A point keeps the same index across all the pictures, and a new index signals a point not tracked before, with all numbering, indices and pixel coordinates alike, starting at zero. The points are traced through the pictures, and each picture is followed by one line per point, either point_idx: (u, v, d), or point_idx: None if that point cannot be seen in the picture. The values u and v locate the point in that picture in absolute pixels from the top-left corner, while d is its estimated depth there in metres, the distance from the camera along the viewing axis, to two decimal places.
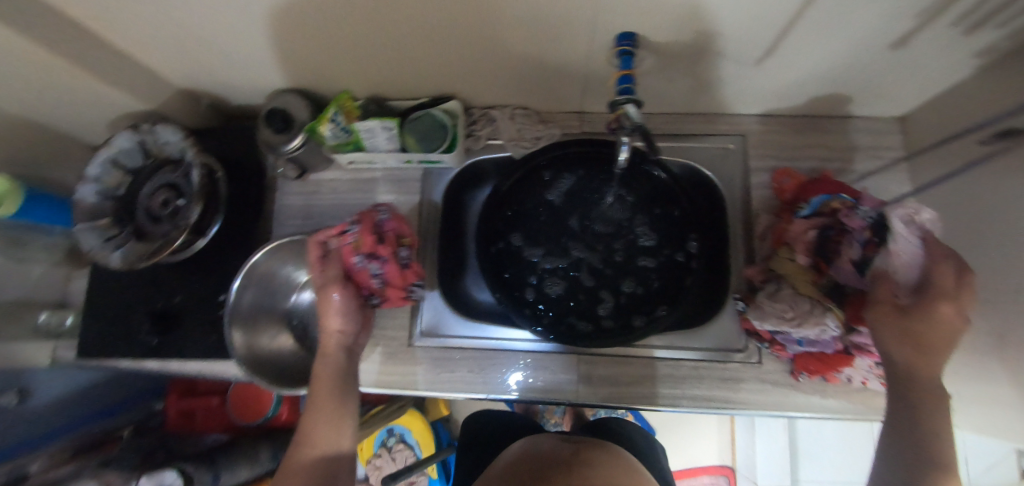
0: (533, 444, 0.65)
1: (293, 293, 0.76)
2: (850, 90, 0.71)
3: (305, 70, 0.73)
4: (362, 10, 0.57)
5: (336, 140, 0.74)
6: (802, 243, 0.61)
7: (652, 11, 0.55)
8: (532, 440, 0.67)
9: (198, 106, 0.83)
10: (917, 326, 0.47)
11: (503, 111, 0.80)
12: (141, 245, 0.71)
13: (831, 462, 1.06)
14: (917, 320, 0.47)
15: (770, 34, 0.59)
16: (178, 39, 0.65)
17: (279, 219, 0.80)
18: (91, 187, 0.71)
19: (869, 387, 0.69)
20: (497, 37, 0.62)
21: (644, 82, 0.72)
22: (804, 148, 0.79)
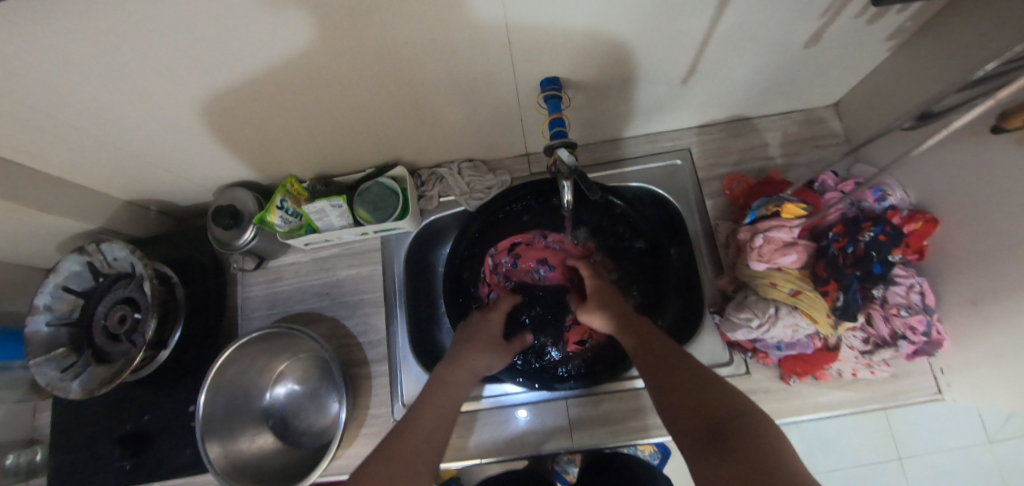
0: None
1: (267, 391, 0.74)
2: (778, 90, 0.74)
3: (247, 161, 0.73)
4: (282, 95, 0.57)
5: (287, 225, 0.73)
6: (753, 250, 0.64)
7: (569, 55, 0.57)
8: None
9: (148, 214, 0.82)
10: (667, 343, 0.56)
11: (449, 167, 0.81)
12: (102, 369, 0.68)
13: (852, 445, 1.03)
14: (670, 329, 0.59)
15: (688, 55, 0.61)
16: (115, 156, 0.65)
17: (244, 313, 0.80)
18: (44, 317, 0.69)
19: (861, 377, 0.68)
20: (427, 99, 0.63)
21: (582, 115, 0.73)
22: (747, 150, 0.80)
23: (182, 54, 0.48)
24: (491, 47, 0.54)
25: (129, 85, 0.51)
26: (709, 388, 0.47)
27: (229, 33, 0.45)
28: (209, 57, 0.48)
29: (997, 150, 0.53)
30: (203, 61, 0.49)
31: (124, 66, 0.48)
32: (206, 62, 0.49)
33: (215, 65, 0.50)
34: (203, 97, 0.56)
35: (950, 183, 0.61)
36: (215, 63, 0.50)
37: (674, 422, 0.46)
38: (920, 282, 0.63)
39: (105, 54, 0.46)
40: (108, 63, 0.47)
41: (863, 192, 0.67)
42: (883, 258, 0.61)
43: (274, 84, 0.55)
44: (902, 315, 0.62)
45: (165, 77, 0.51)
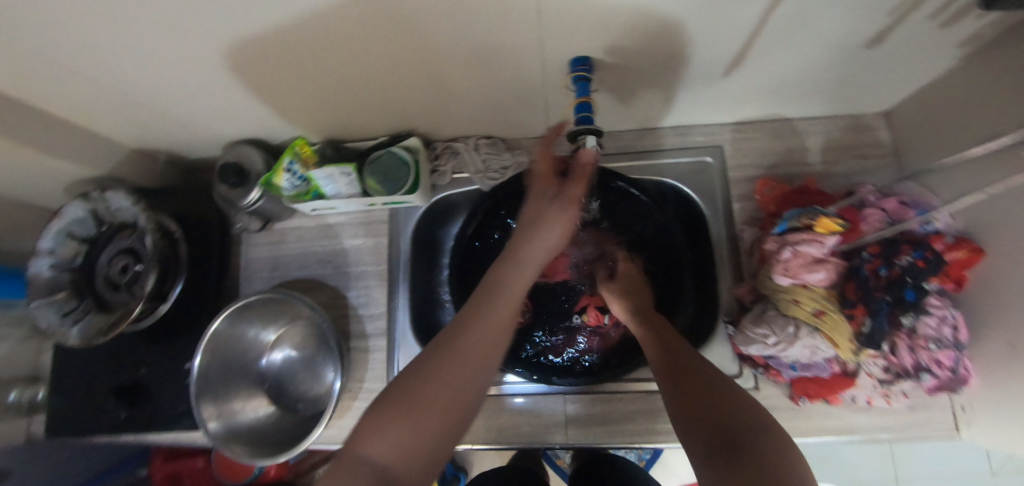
0: None
1: (263, 355, 0.74)
2: (827, 91, 0.68)
3: (255, 120, 0.70)
4: (294, 54, 0.54)
5: (294, 190, 0.71)
6: (779, 263, 0.60)
7: (604, 34, 0.52)
8: None
9: (155, 164, 0.80)
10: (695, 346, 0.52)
11: (466, 143, 0.77)
12: (102, 317, 0.67)
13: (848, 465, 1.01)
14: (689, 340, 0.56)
15: (734, 45, 0.56)
16: (120, 102, 0.62)
17: (246, 274, 0.78)
18: (45, 260, 0.67)
19: (875, 405, 0.65)
20: (448, 70, 0.59)
21: (611, 100, 0.69)
22: (784, 154, 0.75)
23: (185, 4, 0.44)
24: (518, 19, 0.49)
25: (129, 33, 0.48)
26: (726, 393, 0.44)
27: None
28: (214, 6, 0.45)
29: None
30: (207, 14, 0.45)
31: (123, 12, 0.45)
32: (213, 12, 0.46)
33: (220, 19, 0.46)
34: (208, 51, 0.52)
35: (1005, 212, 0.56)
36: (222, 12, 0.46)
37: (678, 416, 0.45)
38: (954, 315, 0.59)
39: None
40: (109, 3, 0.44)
41: (905, 212, 0.62)
42: (917, 284, 0.57)
43: (283, 42, 0.51)
44: (930, 348, 0.58)
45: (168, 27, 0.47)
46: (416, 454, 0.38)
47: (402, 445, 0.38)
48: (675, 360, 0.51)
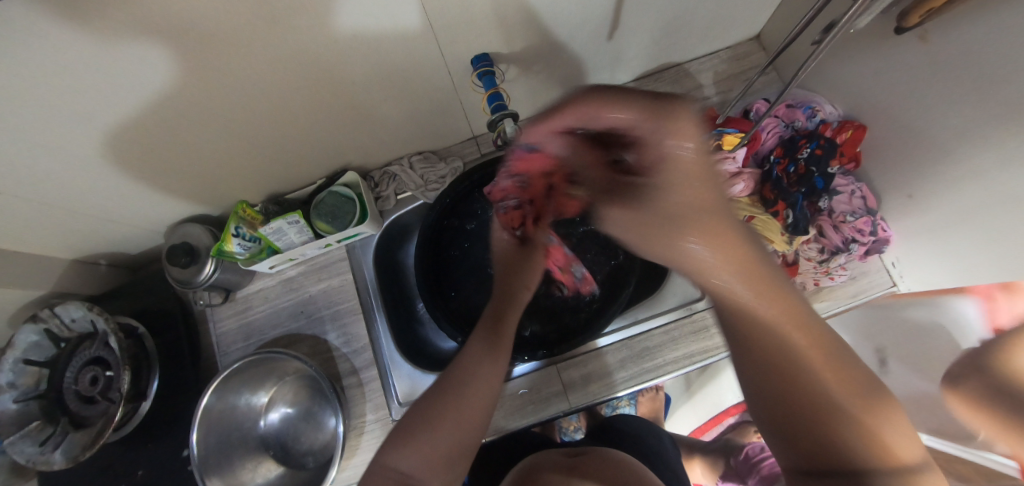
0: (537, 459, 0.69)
1: (259, 419, 0.74)
2: (704, 33, 0.75)
3: (193, 192, 0.71)
4: (207, 109, 0.56)
5: (247, 252, 0.73)
6: None
7: (491, 28, 0.58)
8: (536, 454, 0.71)
9: (99, 269, 0.79)
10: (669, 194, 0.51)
11: (400, 164, 0.80)
12: (83, 434, 0.65)
13: None
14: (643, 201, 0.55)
15: (608, 11, 0.62)
16: (46, 211, 0.62)
17: (221, 349, 0.78)
18: (10, 395, 0.66)
19: (823, 286, 0.72)
20: (359, 94, 0.63)
21: (518, 88, 0.74)
22: (686, 94, 0.81)
23: (98, 80, 0.47)
24: (410, 29, 0.53)
25: (52, 123, 0.50)
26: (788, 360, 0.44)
27: (131, 52, 0.44)
28: (113, 81, 0.47)
29: (904, 50, 0.58)
30: (121, 84, 0.48)
31: (41, 101, 0.47)
32: (116, 87, 0.48)
33: (133, 86, 0.49)
34: (137, 124, 0.54)
35: (878, 87, 0.64)
36: (127, 87, 0.49)
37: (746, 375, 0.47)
38: (860, 187, 0.68)
39: (16, 91, 0.45)
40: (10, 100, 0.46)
41: (794, 112, 0.71)
42: (823, 171, 0.65)
43: (207, 98, 0.54)
44: (849, 220, 0.65)
45: (82, 109, 0.49)
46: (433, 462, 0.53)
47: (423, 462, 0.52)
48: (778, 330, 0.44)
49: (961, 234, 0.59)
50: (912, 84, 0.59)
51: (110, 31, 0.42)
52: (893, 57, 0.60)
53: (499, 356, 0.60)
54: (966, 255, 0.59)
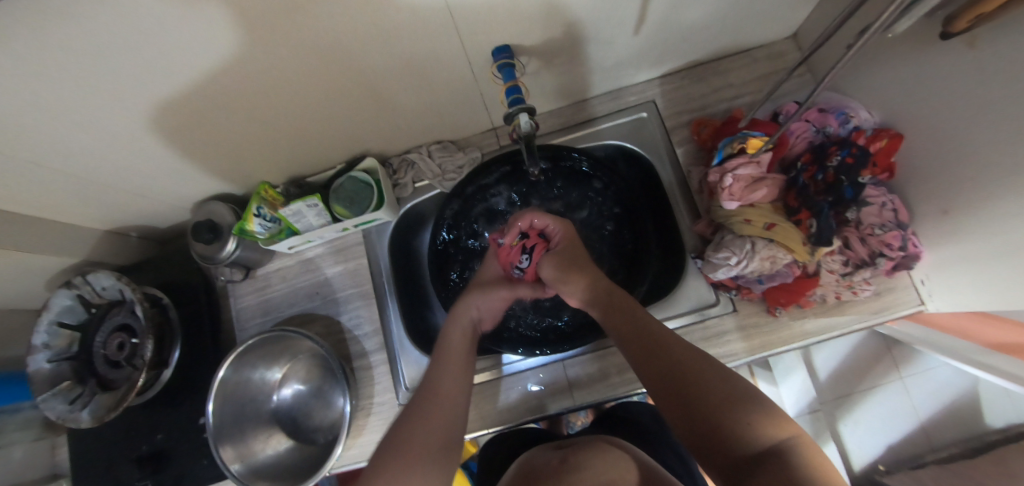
0: (529, 458, 0.69)
1: (273, 394, 0.77)
2: (736, 31, 0.72)
3: (218, 171, 0.73)
4: (231, 91, 0.57)
5: (267, 232, 0.75)
6: (724, 190, 0.65)
7: (514, 20, 0.57)
8: (528, 454, 0.71)
9: (129, 240, 0.82)
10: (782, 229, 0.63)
11: (418, 153, 0.81)
12: (108, 396, 0.69)
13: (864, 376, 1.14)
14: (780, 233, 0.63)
15: (635, 5, 0.60)
16: (79, 183, 0.65)
17: (240, 324, 0.81)
18: (43, 355, 0.70)
19: (845, 299, 0.69)
20: (380, 81, 0.63)
21: (540, 81, 0.73)
22: (714, 93, 0.78)
23: (124, 57, 0.48)
24: (431, 17, 0.53)
25: (87, 99, 0.52)
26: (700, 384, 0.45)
27: (157, 30, 0.45)
28: (140, 58, 0.48)
29: (951, 55, 0.55)
30: (148, 63, 0.49)
31: (76, 76, 0.49)
32: (143, 65, 0.49)
33: (159, 65, 0.50)
34: (167, 103, 0.56)
35: (919, 95, 0.60)
36: (154, 65, 0.50)
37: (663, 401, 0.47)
38: (892, 200, 0.65)
39: (50, 65, 0.46)
40: (46, 74, 0.48)
41: (827, 117, 0.68)
42: (852, 181, 0.62)
43: (233, 81, 0.55)
44: (877, 233, 0.63)
45: (112, 84, 0.51)
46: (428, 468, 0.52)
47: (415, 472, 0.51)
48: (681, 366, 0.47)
49: (996, 254, 0.56)
50: (958, 91, 0.55)
51: (137, 10, 0.43)
52: (940, 63, 0.56)
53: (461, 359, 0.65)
54: (1000, 277, 0.56)
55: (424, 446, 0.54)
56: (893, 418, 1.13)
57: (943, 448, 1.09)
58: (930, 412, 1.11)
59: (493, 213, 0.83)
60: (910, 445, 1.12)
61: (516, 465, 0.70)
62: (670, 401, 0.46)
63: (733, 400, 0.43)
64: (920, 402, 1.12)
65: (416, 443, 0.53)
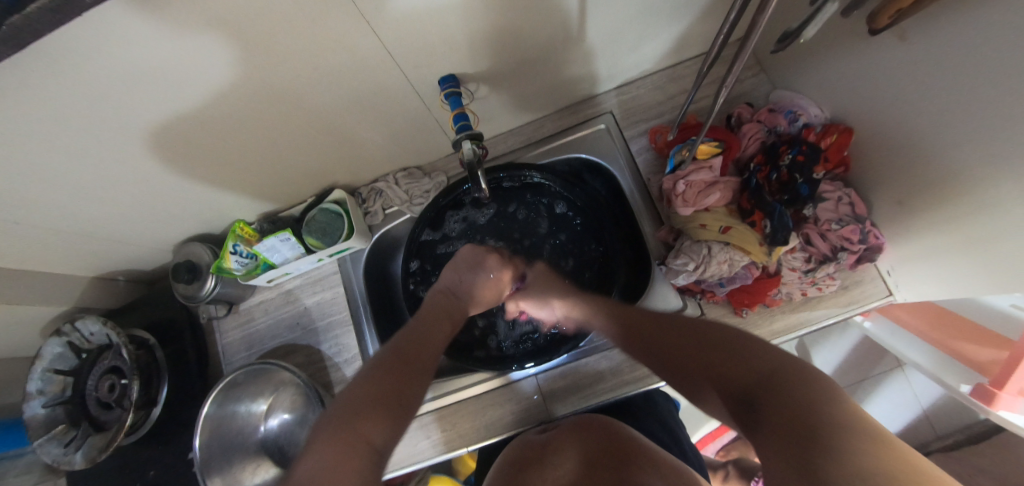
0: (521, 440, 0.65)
1: (260, 425, 0.79)
2: (683, 39, 0.73)
3: (193, 213, 0.76)
4: (190, 139, 0.60)
5: (245, 267, 0.77)
6: (678, 197, 0.66)
7: (454, 51, 0.59)
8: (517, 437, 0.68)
9: (117, 285, 0.86)
10: (738, 232, 0.64)
11: (385, 181, 0.83)
12: (100, 438, 0.72)
13: (859, 366, 1.11)
14: (734, 234, 0.64)
15: (573, 25, 0.62)
16: (61, 236, 0.68)
17: (226, 358, 0.84)
18: (38, 401, 0.73)
19: (811, 296, 0.69)
20: (335, 117, 0.66)
21: (494, 103, 0.75)
22: (668, 100, 0.79)
23: (82, 120, 0.51)
24: (370, 55, 0.55)
25: (55, 160, 0.55)
26: (699, 350, 0.47)
27: (108, 93, 0.48)
28: (97, 119, 0.51)
29: (884, 50, 0.55)
30: (107, 123, 0.53)
31: (42, 141, 0.52)
32: (101, 125, 0.53)
33: (117, 124, 0.53)
34: (130, 156, 0.59)
35: (861, 90, 0.61)
36: (112, 124, 0.53)
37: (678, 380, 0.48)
38: (848, 193, 0.65)
39: (16, 136, 0.50)
40: (12, 144, 0.51)
41: (776, 117, 0.70)
42: (807, 178, 0.62)
43: (188, 129, 0.58)
44: (834, 228, 0.64)
45: (78, 146, 0.54)
46: (381, 419, 0.48)
47: (373, 424, 0.47)
48: (675, 344, 0.50)
49: (953, 242, 0.56)
50: (895, 84, 0.56)
51: (87, 79, 0.46)
52: (875, 57, 0.57)
53: (434, 328, 0.65)
54: (959, 263, 0.56)
55: (383, 400, 0.50)
56: (896, 407, 1.10)
57: (947, 435, 1.07)
58: (931, 399, 1.08)
59: (456, 226, 0.84)
60: (914, 433, 1.09)
61: (506, 452, 0.66)
62: (692, 366, 0.46)
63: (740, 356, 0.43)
64: (920, 388, 1.09)
65: (372, 395, 0.50)
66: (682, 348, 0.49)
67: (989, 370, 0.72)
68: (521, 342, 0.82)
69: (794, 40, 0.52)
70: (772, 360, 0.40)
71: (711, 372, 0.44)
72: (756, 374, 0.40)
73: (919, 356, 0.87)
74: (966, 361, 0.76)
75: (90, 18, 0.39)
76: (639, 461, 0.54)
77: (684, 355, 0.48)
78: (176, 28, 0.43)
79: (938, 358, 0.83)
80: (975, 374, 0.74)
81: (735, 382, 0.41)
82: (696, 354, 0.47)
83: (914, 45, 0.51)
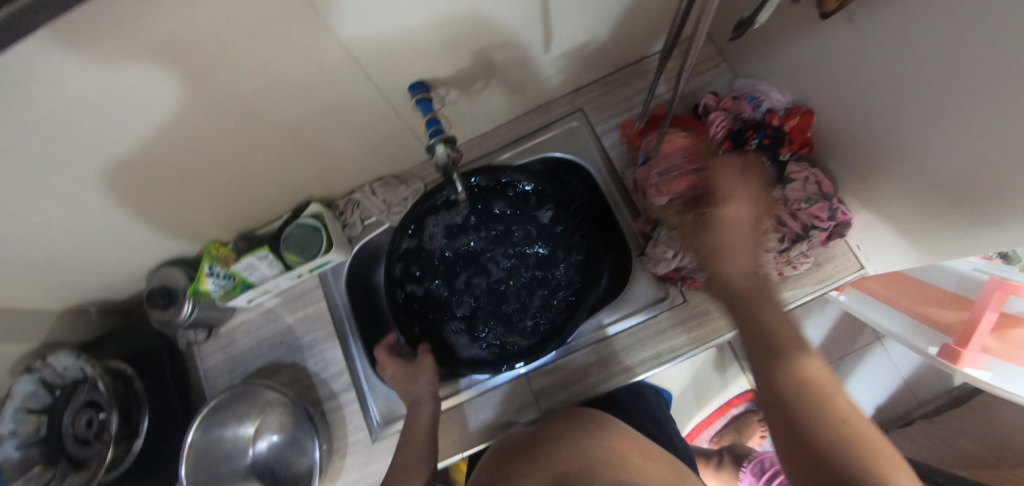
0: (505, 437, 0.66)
1: (248, 449, 0.77)
2: (647, 34, 0.75)
3: (165, 237, 0.74)
4: (155, 161, 0.59)
5: (222, 289, 0.75)
6: (653, 187, 0.67)
7: (421, 57, 0.60)
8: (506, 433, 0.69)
9: (90, 316, 0.83)
10: None
11: (362, 191, 0.83)
12: (80, 475, 0.69)
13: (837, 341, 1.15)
14: None
15: (538, 26, 0.62)
16: (26, 270, 0.66)
17: (208, 382, 0.82)
18: (11, 443, 0.69)
19: (787, 275, 0.71)
20: (305, 130, 0.65)
21: (466, 107, 0.75)
22: (637, 94, 0.81)
23: (40, 147, 0.49)
24: (336, 66, 0.55)
25: (15, 191, 0.54)
26: (783, 351, 0.49)
27: (66, 118, 0.47)
28: (55, 146, 0.50)
29: (836, 33, 0.57)
30: (67, 150, 0.51)
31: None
32: (61, 152, 0.51)
33: (77, 150, 0.52)
34: (94, 181, 0.57)
35: (818, 73, 0.63)
36: (72, 150, 0.52)
37: (758, 352, 0.50)
38: (814, 173, 0.68)
39: None
40: None
41: (740, 104, 0.72)
42: (774, 161, 0.66)
43: (153, 150, 0.57)
44: (804, 207, 0.65)
45: (38, 175, 0.53)
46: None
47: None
48: (765, 320, 0.51)
49: (915, 213, 0.58)
50: (849, 66, 0.58)
51: (42, 106, 0.45)
52: (828, 41, 0.59)
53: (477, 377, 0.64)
54: (922, 232, 0.58)
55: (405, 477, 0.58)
56: (879, 379, 1.13)
57: (928, 402, 1.10)
58: (911, 368, 1.12)
59: (439, 232, 0.83)
60: (898, 403, 1.12)
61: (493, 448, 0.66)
62: (745, 350, 0.53)
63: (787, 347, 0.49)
64: (900, 359, 1.12)
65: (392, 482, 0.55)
66: (766, 330, 0.51)
67: (952, 330, 0.78)
68: (505, 338, 0.81)
69: (749, 27, 0.53)
70: (839, 405, 0.45)
71: (756, 365, 0.51)
72: (810, 408, 0.45)
73: (893, 324, 0.89)
74: (931, 323, 0.82)
75: (45, 46, 0.38)
76: (630, 456, 0.55)
77: (769, 337, 0.50)
78: (136, 51, 0.43)
79: (909, 324, 0.86)
80: (938, 334, 0.80)
81: (803, 410, 0.45)
82: (775, 351, 0.49)
83: (863, 26, 0.53)
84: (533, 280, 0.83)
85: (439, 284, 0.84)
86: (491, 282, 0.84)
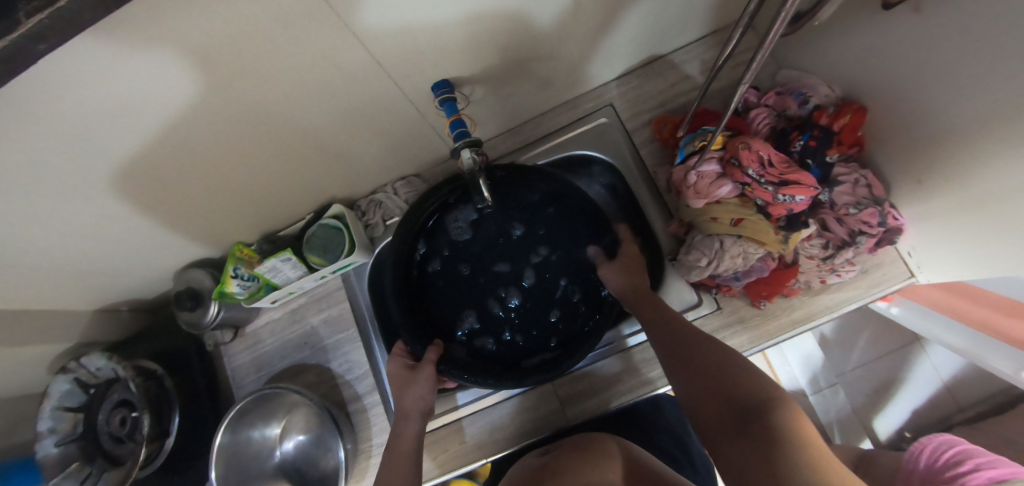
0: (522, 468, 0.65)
1: (275, 449, 0.78)
2: (684, 24, 0.70)
3: (191, 239, 0.74)
4: (180, 167, 0.58)
5: (247, 291, 0.75)
6: (690, 189, 0.64)
7: (447, 55, 0.57)
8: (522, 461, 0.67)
9: (121, 315, 0.85)
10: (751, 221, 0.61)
11: (385, 192, 0.81)
12: (116, 471, 0.70)
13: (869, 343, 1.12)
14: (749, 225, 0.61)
15: (569, 20, 0.59)
16: (59, 273, 0.67)
17: (236, 382, 0.83)
18: (48, 440, 0.71)
19: (831, 283, 0.66)
20: (328, 132, 0.63)
21: (491, 104, 0.72)
22: (671, 88, 0.77)
23: (65, 156, 0.49)
24: (360, 67, 0.53)
25: (44, 200, 0.53)
26: (720, 365, 0.51)
27: (89, 128, 0.46)
28: (81, 154, 0.49)
29: (900, 23, 0.52)
30: (91, 158, 0.50)
31: (28, 182, 0.50)
32: (87, 160, 0.50)
33: (101, 158, 0.51)
34: (120, 187, 0.57)
35: (875, 67, 0.58)
36: (97, 158, 0.51)
37: (691, 376, 0.52)
38: (864, 175, 0.63)
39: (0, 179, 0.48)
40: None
41: (786, 100, 0.67)
42: (819, 162, 0.61)
43: (176, 156, 0.56)
44: (852, 212, 0.61)
45: (64, 183, 0.52)
46: None
47: None
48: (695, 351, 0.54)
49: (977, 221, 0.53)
50: (911, 60, 0.53)
51: (65, 116, 0.44)
52: (890, 31, 0.54)
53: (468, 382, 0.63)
54: (983, 243, 0.54)
55: None
56: (915, 382, 1.08)
57: (969, 407, 1.05)
58: (951, 371, 1.07)
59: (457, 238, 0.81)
60: (936, 407, 1.08)
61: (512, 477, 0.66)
62: (675, 373, 0.55)
63: (729, 363, 0.50)
64: (940, 360, 1.08)
65: None
66: (703, 352, 0.54)
67: None
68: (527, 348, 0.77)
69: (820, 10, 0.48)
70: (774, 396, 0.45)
71: (686, 380, 0.53)
72: (746, 400, 0.45)
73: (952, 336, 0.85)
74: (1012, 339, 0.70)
75: (60, 57, 0.37)
76: None
77: (702, 360, 0.53)
78: (152, 57, 0.41)
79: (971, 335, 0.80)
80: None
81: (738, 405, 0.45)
82: (713, 366, 0.51)
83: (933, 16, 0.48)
84: (557, 286, 0.80)
85: (460, 287, 0.81)
86: (514, 288, 0.81)
